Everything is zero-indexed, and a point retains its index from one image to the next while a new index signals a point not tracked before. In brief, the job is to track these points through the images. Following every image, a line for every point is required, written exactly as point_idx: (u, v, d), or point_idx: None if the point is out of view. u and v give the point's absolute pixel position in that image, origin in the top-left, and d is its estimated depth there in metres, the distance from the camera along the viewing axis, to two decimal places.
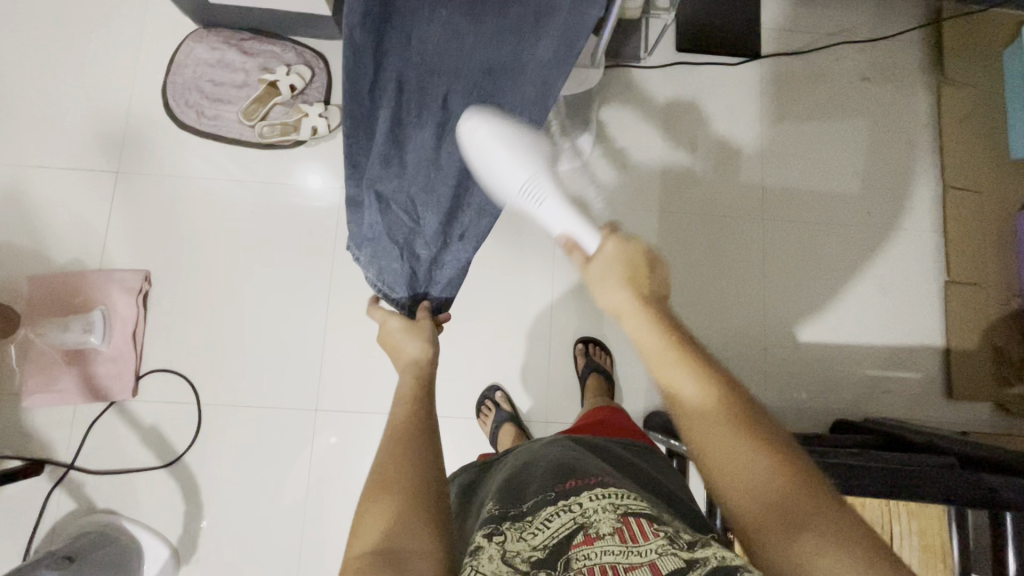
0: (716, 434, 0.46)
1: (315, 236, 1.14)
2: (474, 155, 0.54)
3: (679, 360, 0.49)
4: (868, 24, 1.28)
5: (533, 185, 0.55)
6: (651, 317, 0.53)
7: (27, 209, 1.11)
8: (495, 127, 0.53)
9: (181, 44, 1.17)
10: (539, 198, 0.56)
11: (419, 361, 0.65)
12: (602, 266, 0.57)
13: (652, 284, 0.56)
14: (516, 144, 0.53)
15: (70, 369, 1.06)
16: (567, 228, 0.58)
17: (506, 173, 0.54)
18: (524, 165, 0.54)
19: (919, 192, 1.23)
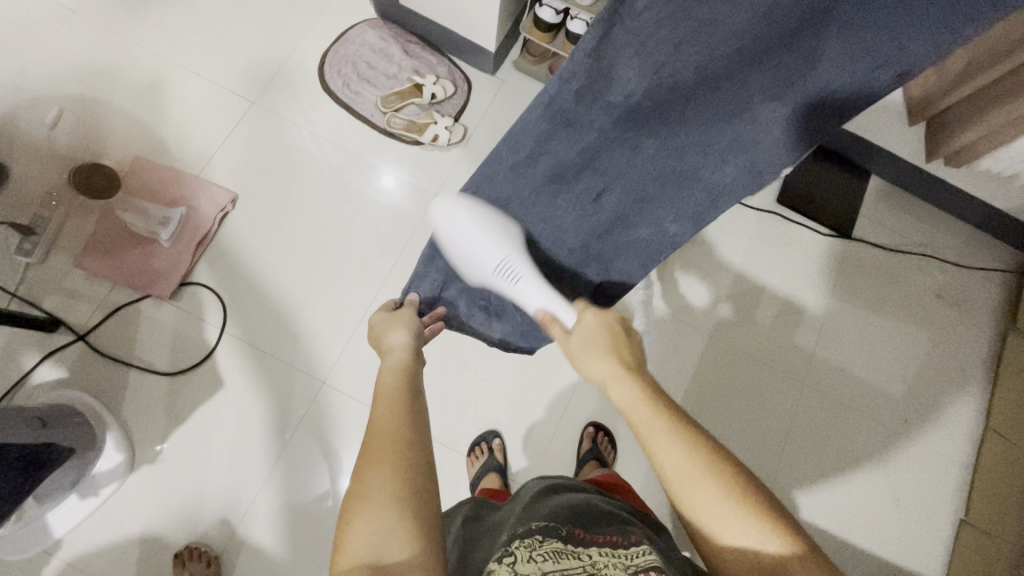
0: (718, 503, 0.45)
1: (395, 227, 1.19)
2: (452, 236, 0.65)
3: (669, 428, 0.49)
4: (957, 249, 1.34)
5: (507, 264, 0.65)
6: (634, 381, 0.54)
7: (163, 101, 1.20)
8: (471, 208, 0.64)
9: (356, 24, 1.29)
10: (514, 276, 0.65)
11: (404, 356, 0.59)
12: (582, 336, 0.60)
13: (632, 349, 0.58)
14: (486, 219, 0.64)
15: (127, 251, 1.10)
16: (542, 304, 0.65)
17: (480, 254, 0.64)
18: (493, 252, 0.64)
19: (959, 419, 1.23)
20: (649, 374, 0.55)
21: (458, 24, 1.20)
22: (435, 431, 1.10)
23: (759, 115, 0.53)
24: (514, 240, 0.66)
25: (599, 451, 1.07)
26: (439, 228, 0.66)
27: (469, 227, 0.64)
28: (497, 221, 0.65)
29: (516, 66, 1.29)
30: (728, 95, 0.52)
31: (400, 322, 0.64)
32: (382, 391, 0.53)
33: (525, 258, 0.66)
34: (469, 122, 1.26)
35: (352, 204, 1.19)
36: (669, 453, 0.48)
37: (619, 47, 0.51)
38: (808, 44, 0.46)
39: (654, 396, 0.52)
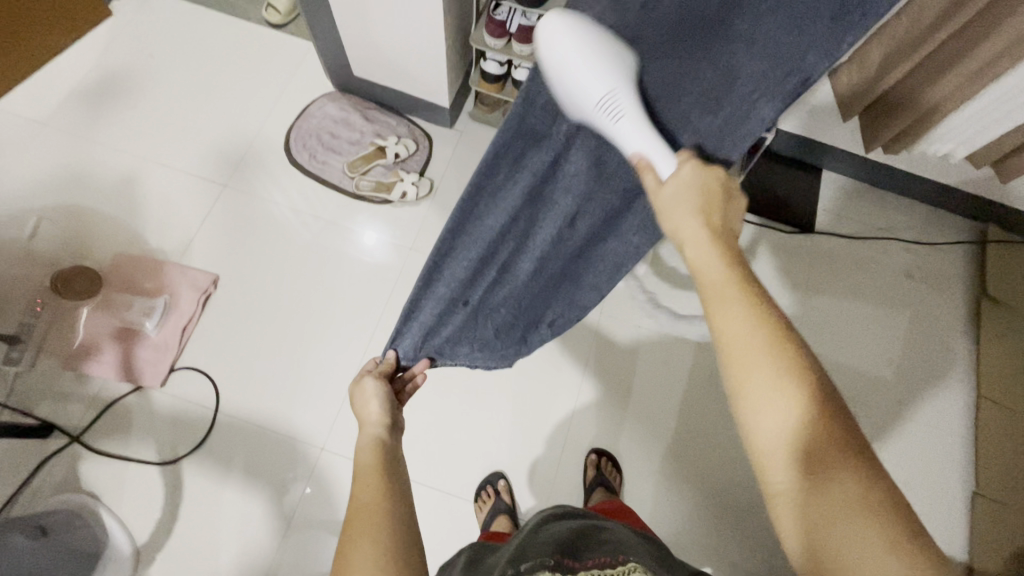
0: (772, 387, 0.41)
1: (375, 284, 1.22)
2: (558, 73, 0.51)
3: (740, 296, 0.44)
4: (917, 228, 1.39)
5: (612, 97, 0.51)
6: (718, 245, 0.48)
7: (137, 196, 1.24)
8: (588, 37, 0.49)
9: (315, 99, 1.36)
10: (616, 113, 0.52)
11: (379, 431, 0.62)
12: (674, 192, 0.51)
13: (726, 215, 0.51)
14: (599, 48, 0.50)
15: (115, 346, 1.11)
16: (640, 147, 0.53)
17: (588, 84, 0.50)
18: (600, 84, 0.50)
19: (951, 391, 1.25)
20: (735, 248, 0.49)
21: (412, 86, 1.27)
22: (440, 482, 1.09)
23: (696, 126, 0.55)
24: (624, 66, 0.51)
25: (606, 477, 1.07)
26: (555, 56, 0.50)
27: (575, 49, 0.49)
28: (610, 49, 0.50)
29: (473, 117, 1.36)
30: (659, 114, 0.56)
31: (376, 395, 0.66)
32: (360, 470, 0.55)
33: (633, 95, 0.52)
34: (435, 175, 1.32)
35: (331, 267, 1.22)
36: (731, 317, 0.44)
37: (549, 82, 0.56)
38: (724, 57, 0.50)
39: (744, 276, 0.46)
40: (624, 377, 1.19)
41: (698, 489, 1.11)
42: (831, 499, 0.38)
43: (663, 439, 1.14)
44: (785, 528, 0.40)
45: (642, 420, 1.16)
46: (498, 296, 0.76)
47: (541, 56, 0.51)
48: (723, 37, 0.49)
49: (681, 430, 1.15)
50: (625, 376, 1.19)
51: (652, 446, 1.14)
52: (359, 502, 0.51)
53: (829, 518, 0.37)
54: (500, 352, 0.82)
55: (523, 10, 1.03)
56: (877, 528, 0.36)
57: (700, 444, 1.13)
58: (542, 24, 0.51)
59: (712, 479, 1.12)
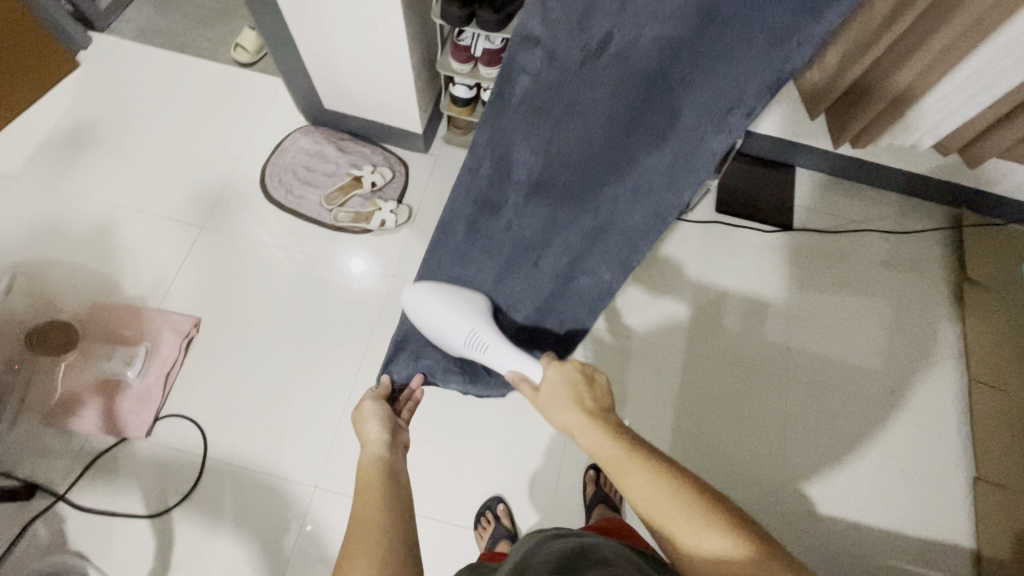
0: (689, 521, 0.46)
1: (359, 314, 1.21)
2: (424, 326, 0.77)
3: (632, 463, 0.52)
4: (894, 218, 1.41)
5: (472, 338, 0.74)
6: (600, 428, 0.57)
7: (114, 244, 1.23)
8: (434, 292, 0.77)
9: (289, 134, 1.36)
10: (482, 347, 0.74)
11: (381, 451, 0.61)
12: (549, 391, 0.64)
13: (594, 397, 0.62)
14: (452, 304, 0.76)
15: (97, 398, 1.09)
16: (517, 368, 0.71)
17: (444, 329, 0.75)
18: (461, 326, 0.74)
19: (943, 377, 1.25)
20: (614, 422, 0.59)
21: (384, 115, 1.28)
22: (438, 511, 1.07)
23: (648, 165, 0.73)
24: (476, 310, 0.77)
25: (605, 493, 1.06)
26: (413, 316, 0.77)
27: (426, 309, 0.76)
28: (459, 302, 0.76)
29: (447, 140, 1.37)
30: (613, 154, 0.75)
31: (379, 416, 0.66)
32: (361, 490, 0.55)
33: (490, 330, 0.75)
34: (413, 201, 1.32)
35: (314, 301, 1.21)
36: (635, 485, 0.50)
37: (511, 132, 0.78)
38: (670, 106, 0.69)
39: (614, 428, 0.57)
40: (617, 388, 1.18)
41: None
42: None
43: None
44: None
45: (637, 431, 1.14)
46: (492, 325, 0.81)
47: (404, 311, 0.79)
48: (665, 92, 0.68)
49: None
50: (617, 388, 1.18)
51: None
52: (359, 517, 0.50)
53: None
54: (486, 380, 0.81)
55: (487, 35, 1.04)
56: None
57: None
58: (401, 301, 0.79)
59: None
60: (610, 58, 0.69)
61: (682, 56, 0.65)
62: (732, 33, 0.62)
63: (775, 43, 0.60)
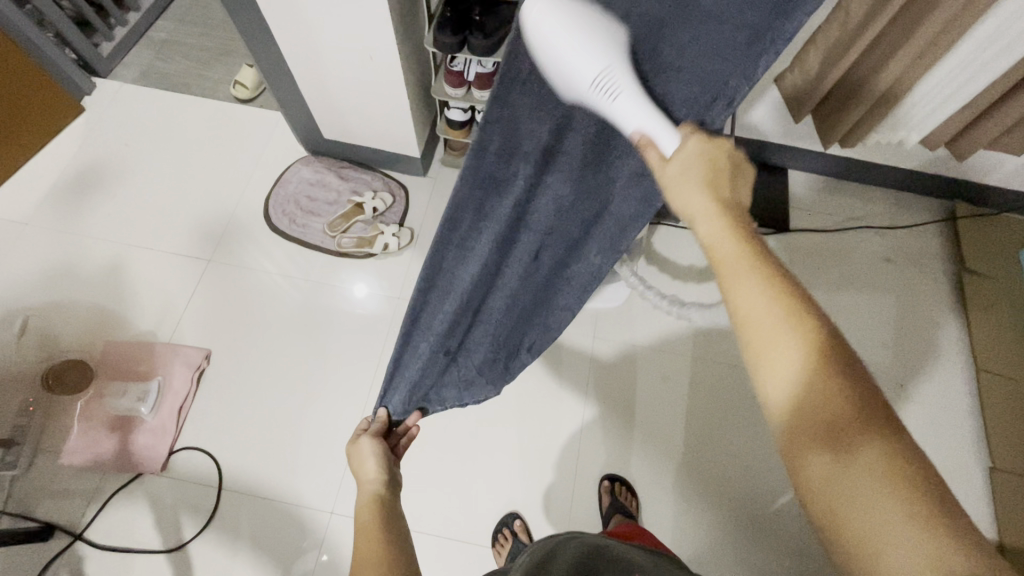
0: (788, 351, 0.40)
1: (367, 338, 1.22)
2: (538, 37, 0.47)
3: (750, 267, 0.43)
4: (888, 214, 1.42)
5: (608, 76, 0.48)
6: (728, 220, 0.46)
7: (123, 282, 1.25)
8: (567, 9, 0.47)
9: (290, 165, 1.39)
10: (613, 93, 0.49)
11: (377, 488, 0.63)
12: (680, 167, 0.49)
13: (733, 185, 0.49)
14: (583, 16, 0.47)
15: (111, 435, 1.10)
16: (641, 123, 0.50)
17: (577, 59, 0.47)
18: (597, 58, 0.47)
19: (951, 369, 1.25)
20: (748, 222, 0.47)
21: (382, 142, 1.31)
22: (455, 530, 1.07)
23: (642, 149, 0.58)
24: (616, 47, 0.49)
25: (621, 503, 1.06)
26: (532, 18, 0.47)
27: (561, 24, 0.46)
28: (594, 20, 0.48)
29: (444, 163, 1.40)
30: (601, 135, 0.60)
31: (373, 451, 0.68)
32: (359, 529, 0.58)
33: (628, 70, 0.50)
34: (414, 224, 1.34)
35: (322, 327, 1.23)
36: (748, 293, 0.42)
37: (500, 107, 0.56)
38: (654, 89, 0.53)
39: (748, 236, 0.45)
40: (626, 397, 1.18)
41: (716, 501, 1.09)
42: (857, 471, 0.36)
43: (674, 455, 1.13)
44: (805, 499, 0.39)
45: (650, 439, 1.15)
46: (475, 341, 0.79)
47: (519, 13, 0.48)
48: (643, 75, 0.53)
49: (690, 444, 1.14)
50: (626, 397, 1.18)
51: (664, 465, 1.12)
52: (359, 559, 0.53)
53: (848, 484, 0.36)
54: (483, 383, 0.85)
55: (479, 60, 1.07)
56: (899, 498, 0.35)
57: (711, 455, 1.13)
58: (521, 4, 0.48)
59: (728, 490, 1.10)
60: None
61: (688, 19, 0.48)
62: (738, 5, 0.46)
63: (749, 42, 0.47)
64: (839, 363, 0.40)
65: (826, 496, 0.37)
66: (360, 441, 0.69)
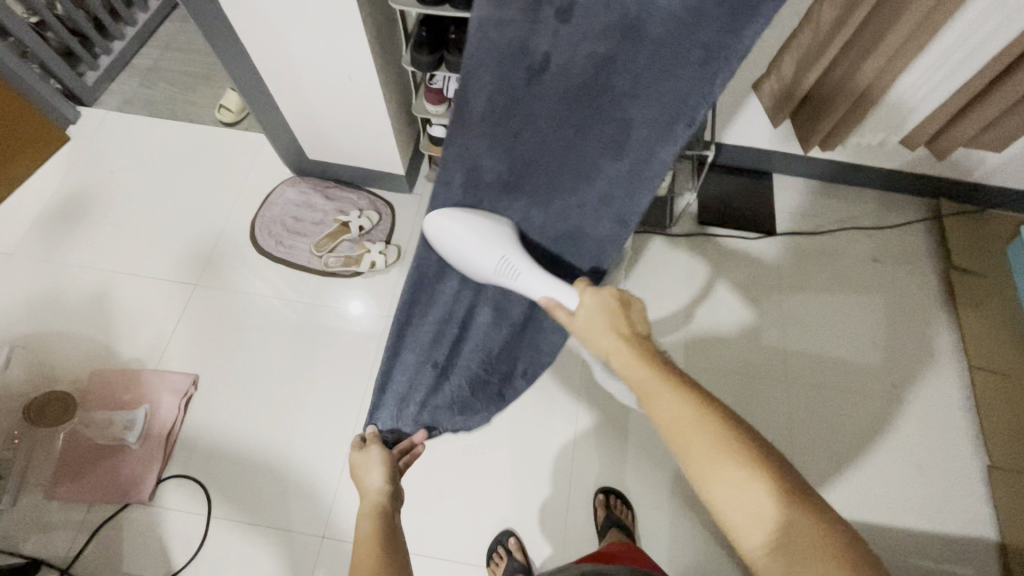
0: (732, 480, 0.44)
1: (355, 357, 1.21)
2: (446, 244, 0.66)
3: (666, 390, 0.49)
4: (874, 214, 1.43)
5: (506, 263, 0.65)
6: (635, 351, 0.53)
7: (110, 310, 1.25)
8: (463, 223, 0.66)
9: (276, 186, 1.39)
10: (515, 271, 0.65)
11: (378, 498, 0.62)
12: (584, 319, 0.59)
13: (633, 323, 0.57)
14: (479, 225, 0.66)
15: (98, 466, 1.09)
16: (546, 292, 0.64)
17: (477, 256, 0.65)
18: (492, 251, 0.65)
19: (944, 367, 1.25)
20: (651, 347, 0.55)
21: (366, 161, 1.31)
22: (449, 551, 1.05)
23: (609, 171, 0.64)
24: (507, 240, 0.67)
25: (617, 516, 1.04)
26: (438, 239, 0.67)
27: (461, 232, 0.65)
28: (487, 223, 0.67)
29: (430, 179, 1.40)
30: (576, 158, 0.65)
31: (375, 463, 0.67)
32: (359, 542, 0.56)
33: (523, 255, 0.66)
34: (401, 241, 1.34)
35: (310, 348, 1.22)
36: (669, 411, 0.48)
37: (473, 141, 0.64)
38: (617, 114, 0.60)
39: (655, 361, 0.52)
40: (618, 408, 1.17)
41: (713, 511, 1.08)
42: (806, 562, 0.40)
43: (669, 465, 1.12)
44: None
45: (644, 449, 1.13)
46: (466, 357, 0.79)
47: (429, 238, 0.68)
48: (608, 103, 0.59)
49: None
50: (618, 407, 1.17)
51: (659, 475, 1.11)
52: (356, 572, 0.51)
53: (804, 574, 0.40)
54: (475, 411, 0.81)
55: (457, 77, 1.09)
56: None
57: None
58: (428, 221, 0.68)
59: None
60: (553, 74, 0.58)
61: (636, 50, 0.54)
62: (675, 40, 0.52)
63: (704, 61, 0.53)
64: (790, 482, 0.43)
65: None
66: (361, 454, 0.68)
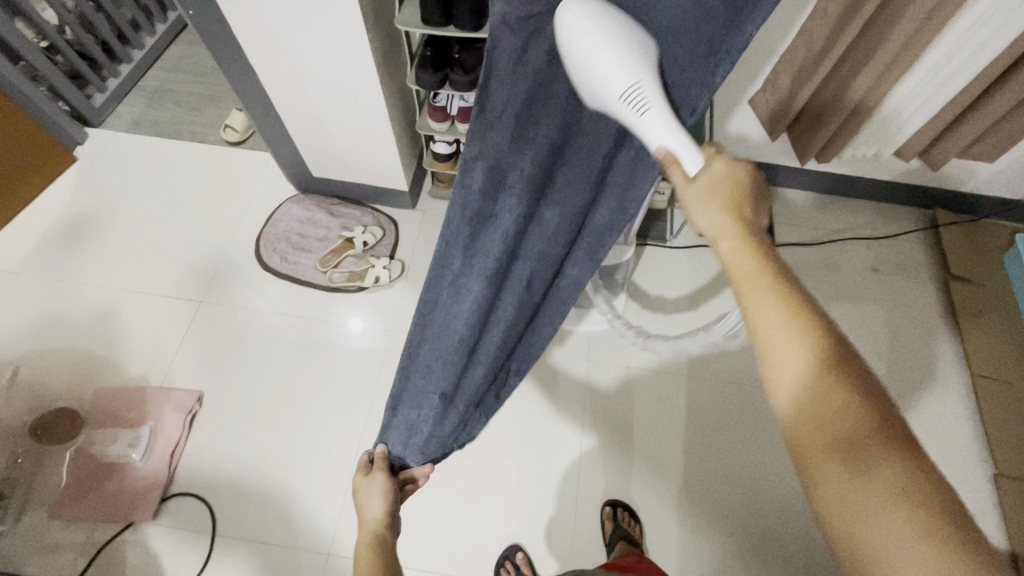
0: (798, 353, 0.41)
1: (361, 371, 1.21)
2: (571, 43, 0.45)
3: (770, 286, 0.43)
4: (871, 224, 1.45)
5: (638, 89, 0.46)
6: (748, 240, 0.45)
7: (115, 327, 1.25)
8: (605, 21, 0.45)
9: (281, 204, 1.41)
10: (641, 107, 0.46)
11: (377, 528, 0.69)
12: (701, 192, 0.47)
13: (754, 209, 0.47)
14: (620, 29, 0.45)
15: (101, 485, 1.08)
16: (666, 142, 0.47)
17: (603, 64, 0.45)
18: (626, 65, 0.45)
19: (946, 375, 1.25)
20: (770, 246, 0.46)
21: (370, 178, 1.33)
22: (456, 567, 1.04)
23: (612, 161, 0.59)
24: (645, 57, 0.46)
25: (625, 529, 1.04)
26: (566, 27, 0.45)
27: (592, 31, 0.45)
28: (627, 33, 0.46)
29: (433, 195, 1.42)
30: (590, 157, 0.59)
31: (376, 491, 0.73)
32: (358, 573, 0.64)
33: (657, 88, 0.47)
34: (405, 256, 1.36)
35: (315, 363, 1.22)
36: (763, 310, 0.42)
37: (492, 141, 0.56)
38: None
39: (767, 256, 0.44)
40: (623, 420, 1.17)
41: (721, 523, 1.07)
42: (876, 494, 0.36)
43: (675, 477, 1.12)
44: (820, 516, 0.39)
45: (650, 461, 1.13)
46: (473, 383, 0.76)
47: (558, 19, 0.46)
48: None
49: (692, 465, 1.13)
50: (623, 419, 1.18)
51: (666, 487, 1.11)
52: None
53: (866, 505, 0.36)
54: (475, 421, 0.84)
55: (460, 95, 1.10)
56: (915, 521, 0.35)
57: (713, 476, 1.11)
58: (558, 8, 0.47)
59: (733, 511, 1.08)
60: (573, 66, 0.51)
61: (648, 39, 0.48)
62: (690, 19, 0.47)
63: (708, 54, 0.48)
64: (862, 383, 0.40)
65: (839, 514, 0.37)
66: (366, 479, 0.74)
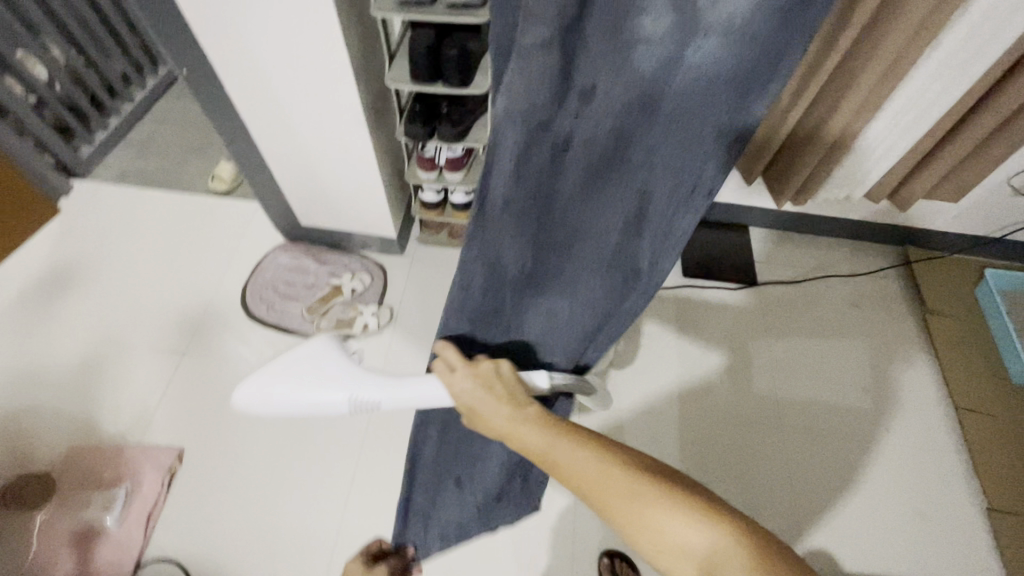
0: (625, 483, 0.44)
1: (348, 421, 1.18)
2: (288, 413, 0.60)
3: (571, 442, 0.48)
4: (848, 261, 1.49)
5: (353, 401, 0.58)
6: (528, 410, 0.52)
7: (93, 382, 1.21)
8: (274, 384, 0.59)
9: (268, 252, 1.41)
10: (370, 401, 0.58)
11: None
12: (467, 400, 0.54)
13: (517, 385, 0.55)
14: (295, 373, 0.60)
15: (71, 553, 1.02)
16: (416, 399, 0.57)
17: (323, 404, 0.58)
18: (327, 394, 0.58)
19: (932, 409, 1.27)
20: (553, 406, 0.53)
21: (359, 225, 1.34)
22: None
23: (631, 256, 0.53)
24: (335, 365, 0.61)
25: None
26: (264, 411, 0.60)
27: (288, 393, 0.59)
28: (306, 369, 0.60)
29: (421, 240, 1.43)
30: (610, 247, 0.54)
31: None
32: None
33: (363, 373, 0.60)
34: (393, 302, 1.35)
35: (300, 414, 1.19)
36: (578, 462, 0.46)
37: (495, 233, 0.57)
38: (635, 188, 0.48)
39: (557, 420, 0.51)
40: None
41: None
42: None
43: None
44: None
45: None
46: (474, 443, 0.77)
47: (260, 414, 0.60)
48: (624, 172, 0.48)
49: None
50: None
51: None
52: None
53: None
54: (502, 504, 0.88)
55: (448, 146, 1.12)
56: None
57: None
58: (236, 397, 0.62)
59: None
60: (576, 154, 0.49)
61: (653, 124, 0.43)
62: (698, 104, 0.40)
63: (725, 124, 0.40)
64: (645, 459, 0.46)
65: None
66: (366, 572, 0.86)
